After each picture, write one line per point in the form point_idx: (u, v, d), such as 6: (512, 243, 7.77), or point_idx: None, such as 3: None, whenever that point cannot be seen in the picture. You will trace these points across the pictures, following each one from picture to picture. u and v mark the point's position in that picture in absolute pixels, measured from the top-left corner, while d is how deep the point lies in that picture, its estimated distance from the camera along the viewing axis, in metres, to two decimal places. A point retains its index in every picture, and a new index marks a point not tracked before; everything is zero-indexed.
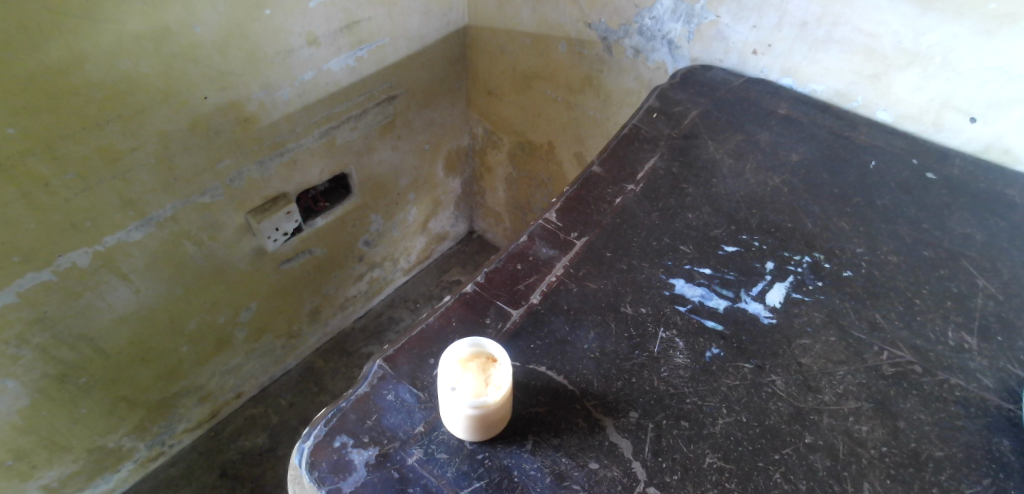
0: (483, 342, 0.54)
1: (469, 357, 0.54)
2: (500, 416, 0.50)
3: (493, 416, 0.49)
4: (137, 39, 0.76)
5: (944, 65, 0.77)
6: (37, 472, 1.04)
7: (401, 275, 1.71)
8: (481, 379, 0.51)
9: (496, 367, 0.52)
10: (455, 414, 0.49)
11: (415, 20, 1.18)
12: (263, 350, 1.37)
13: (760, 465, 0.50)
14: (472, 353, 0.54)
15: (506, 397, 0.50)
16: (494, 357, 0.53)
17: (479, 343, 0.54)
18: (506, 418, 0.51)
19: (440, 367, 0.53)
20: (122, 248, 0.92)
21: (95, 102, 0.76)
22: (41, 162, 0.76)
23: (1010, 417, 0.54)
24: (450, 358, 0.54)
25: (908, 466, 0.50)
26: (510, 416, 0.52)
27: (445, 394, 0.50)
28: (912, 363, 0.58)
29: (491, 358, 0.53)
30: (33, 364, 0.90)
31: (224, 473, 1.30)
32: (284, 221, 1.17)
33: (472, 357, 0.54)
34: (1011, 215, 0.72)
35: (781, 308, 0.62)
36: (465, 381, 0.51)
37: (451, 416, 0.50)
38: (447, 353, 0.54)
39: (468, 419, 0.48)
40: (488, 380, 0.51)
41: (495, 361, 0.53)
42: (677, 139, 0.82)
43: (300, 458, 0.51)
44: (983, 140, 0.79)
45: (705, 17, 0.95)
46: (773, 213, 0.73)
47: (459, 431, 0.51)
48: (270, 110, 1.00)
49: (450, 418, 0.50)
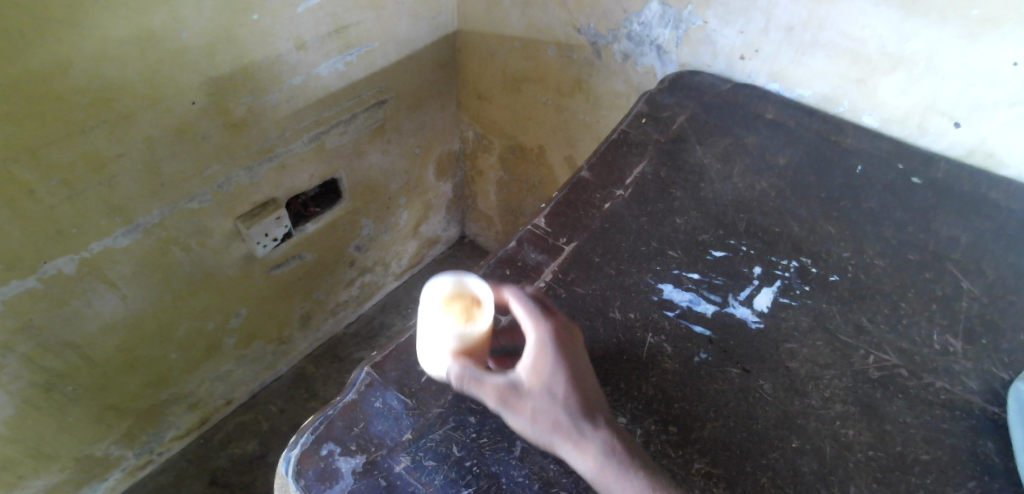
0: (466, 279, 0.57)
1: (451, 293, 0.56)
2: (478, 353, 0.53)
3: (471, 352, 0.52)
4: (123, 44, 0.75)
5: (928, 69, 0.78)
6: (23, 482, 1.03)
7: (393, 279, 1.71)
8: (463, 313, 0.54)
9: (478, 303, 0.55)
10: (434, 345, 0.52)
11: (404, 23, 1.17)
12: (254, 356, 1.36)
13: (748, 469, 0.51)
14: (458, 292, 0.56)
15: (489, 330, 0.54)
16: (477, 294, 0.56)
17: (463, 280, 0.57)
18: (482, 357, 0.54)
19: (425, 300, 0.56)
20: (108, 255, 0.91)
21: (79, 108, 0.75)
22: (26, 170, 0.74)
23: (995, 420, 0.55)
24: (429, 293, 0.56)
25: (895, 469, 0.51)
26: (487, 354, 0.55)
27: (425, 328, 0.54)
28: (898, 367, 0.58)
29: (475, 299, 0.56)
30: (18, 372, 0.89)
31: (214, 481, 1.29)
32: (274, 226, 1.16)
33: (453, 293, 0.56)
34: (994, 217, 0.74)
35: (769, 313, 0.62)
36: (449, 316, 0.53)
37: (430, 352, 0.53)
38: (427, 290, 0.57)
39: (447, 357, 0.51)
40: (470, 317, 0.54)
41: (478, 302, 0.55)
42: (665, 144, 0.82)
43: (287, 466, 0.50)
44: (968, 143, 0.80)
45: (693, 22, 0.95)
46: (761, 216, 0.73)
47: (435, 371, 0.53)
48: (259, 116, 0.99)
49: (430, 358, 0.53)
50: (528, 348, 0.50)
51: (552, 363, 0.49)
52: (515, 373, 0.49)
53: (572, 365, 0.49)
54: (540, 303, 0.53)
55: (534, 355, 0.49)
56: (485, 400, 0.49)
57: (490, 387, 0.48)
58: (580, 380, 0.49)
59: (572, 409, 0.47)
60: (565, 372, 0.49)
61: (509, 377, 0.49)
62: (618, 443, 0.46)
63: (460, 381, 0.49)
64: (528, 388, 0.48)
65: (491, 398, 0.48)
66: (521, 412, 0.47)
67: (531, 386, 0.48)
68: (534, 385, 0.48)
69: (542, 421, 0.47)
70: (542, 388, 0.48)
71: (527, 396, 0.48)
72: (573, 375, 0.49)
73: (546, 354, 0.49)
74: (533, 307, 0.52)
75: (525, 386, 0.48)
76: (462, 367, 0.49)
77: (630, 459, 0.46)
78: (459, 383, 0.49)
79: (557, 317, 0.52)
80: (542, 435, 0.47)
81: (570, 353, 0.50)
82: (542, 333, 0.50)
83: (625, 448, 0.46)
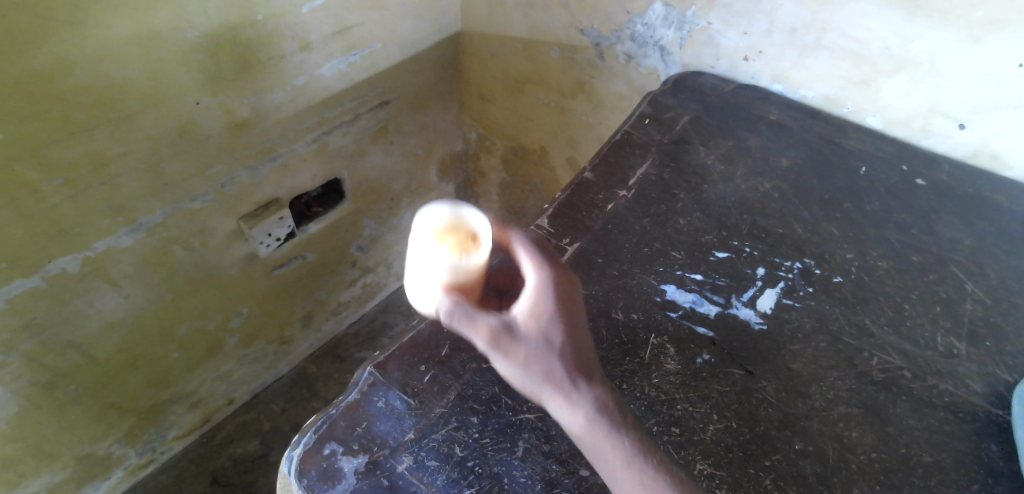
0: (462, 211, 0.58)
1: (447, 226, 0.57)
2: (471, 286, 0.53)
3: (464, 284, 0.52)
4: (126, 44, 0.75)
5: (931, 71, 0.78)
6: (25, 480, 1.03)
7: (395, 280, 1.71)
8: (459, 243, 0.54)
9: (475, 235, 0.56)
10: (428, 273, 0.52)
11: (407, 24, 1.17)
12: (255, 355, 1.36)
13: (750, 471, 0.51)
14: (453, 226, 0.57)
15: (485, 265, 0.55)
16: (474, 227, 0.57)
17: (459, 212, 0.58)
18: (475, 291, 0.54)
19: (421, 229, 0.56)
20: (111, 254, 0.91)
21: (83, 107, 0.75)
22: (30, 169, 0.74)
23: (999, 422, 0.55)
24: (423, 223, 0.57)
25: (898, 472, 0.51)
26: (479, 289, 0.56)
27: (418, 257, 0.54)
28: (901, 369, 0.58)
29: (471, 233, 0.56)
30: (20, 371, 0.89)
31: (215, 480, 1.29)
32: (276, 226, 1.16)
33: (448, 224, 0.57)
34: (997, 219, 0.74)
35: (772, 314, 0.62)
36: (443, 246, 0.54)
37: (422, 282, 0.54)
38: (421, 219, 0.57)
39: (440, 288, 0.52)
40: (464, 249, 0.54)
41: (473, 236, 0.56)
42: (668, 145, 0.82)
43: (289, 466, 0.50)
44: (971, 145, 0.80)
45: (696, 23, 0.95)
46: (764, 218, 0.73)
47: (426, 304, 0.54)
48: (262, 116, 0.99)
49: (421, 288, 0.54)
50: (527, 295, 0.48)
51: (550, 312, 0.47)
52: (509, 317, 0.48)
53: (570, 316, 0.48)
54: (543, 256, 0.52)
55: (532, 301, 0.48)
56: (475, 340, 0.47)
57: (484, 326, 0.47)
58: (577, 334, 0.47)
59: (566, 361, 0.46)
60: (563, 323, 0.47)
61: (504, 321, 0.47)
62: (610, 401, 0.46)
63: (452, 318, 0.47)
64: (523, 333, 0.47)
65: (483, 339, 0.47)
66: (513, 357, 0.46)
67: (526, 332, 0.46)
68: (530, 332, 0.47)
69: (534, 368, 0.45)
70: (537, 335, 0.46)
71: (521, 341, 0.46)
72: (570, 327, 0.47)
73: (546, 302, 0.48)
74: (536, 259, 0.51)
75: (519, 331, 0.47)
76: (452, 303, 0.48)
77: (621, 419, 0.45)
78: (449, 318, 0.48)
79: (561, 269, 0.51)
80: (531, 383, 0.46)
81: (570, 306, 0.49)
82: (543, 283, 0.49)
83: (616, 407, 0.46)
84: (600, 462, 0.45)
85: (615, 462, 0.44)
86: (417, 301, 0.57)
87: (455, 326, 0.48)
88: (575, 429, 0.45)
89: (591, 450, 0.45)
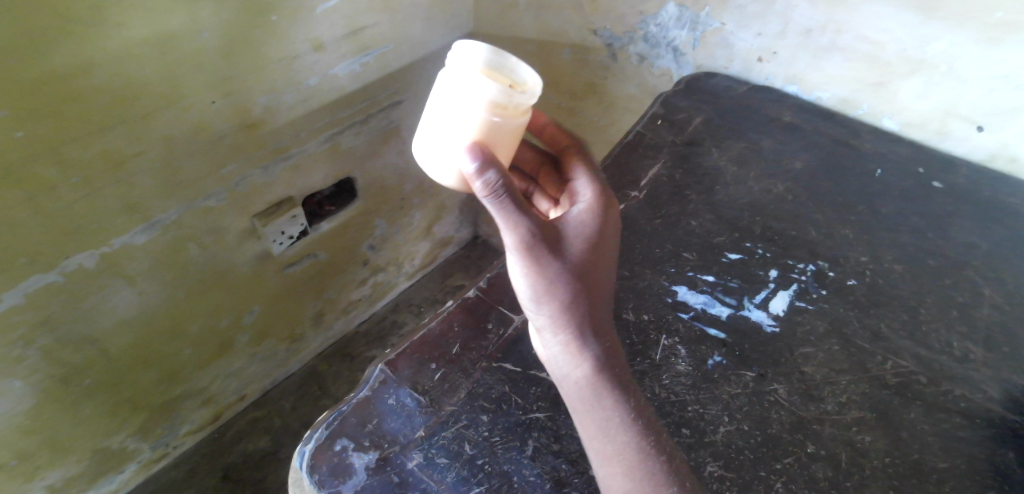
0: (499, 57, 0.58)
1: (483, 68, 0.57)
2: (504, 126, 0.54)
3: (500, 119, 0.53)
4: (144, 44, 0.76)
5: (949, 73, 0.77)
6: (41, 472, 1.05)
7: (405, 279, 1.72)
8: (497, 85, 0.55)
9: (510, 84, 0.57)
10: (468, 100, 0.53)
11: (419, 26, 1.18)
12: (266, 353, 1.37)
13: (761, 474, 0.50)
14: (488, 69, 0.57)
15: (523, 120, 0.56)
16: (514, 75, 0.57)
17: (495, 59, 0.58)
18: (505, 136, 0.55)
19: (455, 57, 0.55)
20: (128, 251, 0.92)
21: (101, 106, 0.77)
22: (50, 166, 0.76)
23: (1014, 428, 0.54)
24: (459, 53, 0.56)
25: (910, 477, 0.51)
26: (511, 144, 0.56)
27: (460, 82, 0.53)
28: (916, 373, 0.58)
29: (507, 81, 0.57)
30: (38, 365, 0.91)
31: (227, 476, 1.31)
32: (289, 225, 1.17)
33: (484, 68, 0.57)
34: (1013, 224, 0.73)
35: (784, 316, 0.62)
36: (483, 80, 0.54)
37: (449, 111, 0.54)
38: (464, 47, 0.55)
39: (483, 124, 0.53)
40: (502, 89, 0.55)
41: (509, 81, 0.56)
42: (680, 146, 0.82)
43: (301, 461, 0.51)
44: (989, 148, 0.79)
45: (710, 24, 0.95)
46: (777, 220, 0.73)
47: (450, 143, 0.55)
48: (275, 115, 1.00)
49: (455, 113, 0.53)
50: (573, 236, 0.52)
51: (587, 260, 0.52)
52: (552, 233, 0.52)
53: (607, 261, 0.53)
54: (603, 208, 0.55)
55: (580, 232, 0.52)
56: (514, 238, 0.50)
57: (530, 225, 0.49)
58: (602, 288, 0.52)
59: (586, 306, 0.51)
60: (595, 276, 0.52)
61: (546, 240, 0.50)
62: (618, 353, 0.52)
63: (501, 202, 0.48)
64: (561, 261, 0.51)
65: (519, 242, 0.50)
66: (547, 272, 0.50)
67: (565, 258, 0.51)
68: (571, 256, 0.51)
69: (558, 290, 0.50)
70: (569, 270, 0.51)
71: (557, 265, 0.50)
72: (598, 280, 0.52)
73: (587, 250, 0.52)
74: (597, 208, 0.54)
75: (561, 252, 0.51)
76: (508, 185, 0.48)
77: (619, 376, 0.50)
78: (498, 200, 0.48)
79: (611, 228, 0.55)
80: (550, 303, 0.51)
81: (606, 265, 0.53)
82: (593, 233, 0.53)
83: (621, 364, 0.51)
84: (592, 404, 0.50)
85: (600, 407, 0.49)
86: (431, 140, 0.57)
87: (497, 205, 0.48)
88: (574, 360, 0.51)
89: (589, 386, 0.50)
